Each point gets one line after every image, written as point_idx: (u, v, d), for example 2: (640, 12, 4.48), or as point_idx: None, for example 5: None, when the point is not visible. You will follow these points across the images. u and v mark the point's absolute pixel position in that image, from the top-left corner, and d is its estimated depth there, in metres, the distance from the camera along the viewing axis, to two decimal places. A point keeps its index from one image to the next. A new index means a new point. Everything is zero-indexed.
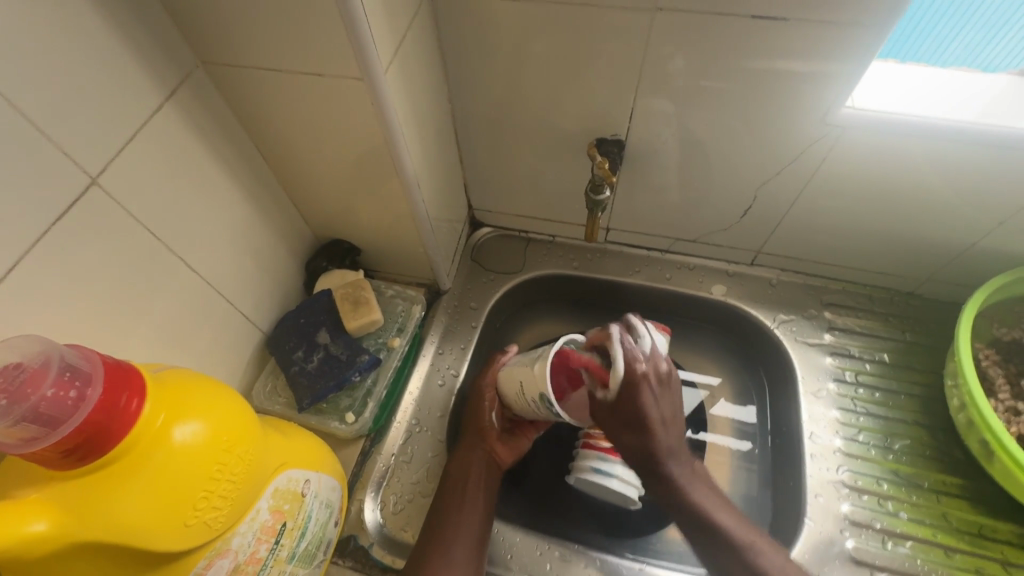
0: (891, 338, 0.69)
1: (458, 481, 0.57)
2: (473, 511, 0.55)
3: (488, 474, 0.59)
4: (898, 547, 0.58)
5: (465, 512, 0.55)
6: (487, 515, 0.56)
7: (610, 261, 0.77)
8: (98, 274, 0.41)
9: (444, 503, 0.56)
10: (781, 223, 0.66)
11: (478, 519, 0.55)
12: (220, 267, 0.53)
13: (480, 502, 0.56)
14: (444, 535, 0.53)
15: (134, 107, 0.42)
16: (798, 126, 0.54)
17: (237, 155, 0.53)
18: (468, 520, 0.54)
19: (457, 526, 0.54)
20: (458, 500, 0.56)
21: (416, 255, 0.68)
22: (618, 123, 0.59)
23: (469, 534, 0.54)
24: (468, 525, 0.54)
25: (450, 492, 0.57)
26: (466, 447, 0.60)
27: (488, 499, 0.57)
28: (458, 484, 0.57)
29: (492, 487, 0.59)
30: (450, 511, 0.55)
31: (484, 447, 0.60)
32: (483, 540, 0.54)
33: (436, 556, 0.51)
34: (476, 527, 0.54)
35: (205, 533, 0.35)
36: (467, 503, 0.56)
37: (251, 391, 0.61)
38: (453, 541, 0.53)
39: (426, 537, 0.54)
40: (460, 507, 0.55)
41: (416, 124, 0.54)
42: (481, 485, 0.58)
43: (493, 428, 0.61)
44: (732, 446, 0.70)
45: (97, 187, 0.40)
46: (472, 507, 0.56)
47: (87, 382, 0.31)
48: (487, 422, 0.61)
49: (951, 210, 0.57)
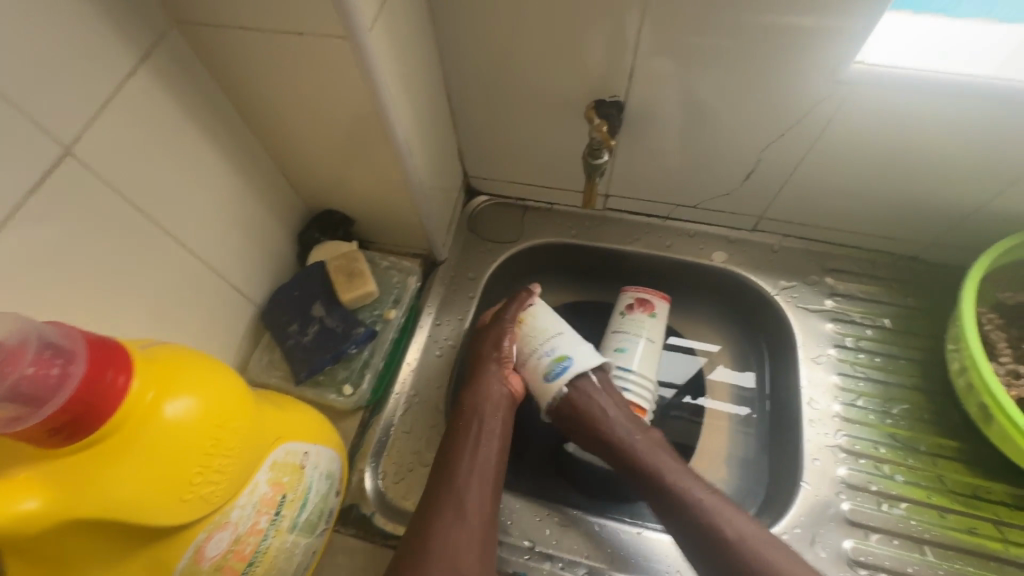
0: (894, 303, 0.68)
1: (473, 419, 0.57)
2: (488, 447, 0.56)
3: (504, 411, 0.59)
4: (893, 509, 0.58)
5: (480, 454, 0.55)
6: (501, 455, 0.57)
7: (609, 228, 0.76)
8: (80, 249, 0.40)
9: (458, 444, 0.56)
10: (784, 187, 0.64)
11: (493, 461, 0.56)
12: (210, 239, 0.52)
13: (494, 440, 0.57)
14: (457, 474, 0.54)
15: (106, 70, 0.39)
16: (804, 84, 0.52)
17: (219, 122, 0.50)
18: (483, 456, 0.55)
19: (469, 470, 0.54)
20: (474, 437, 0.56)
21: (410, 225, 0.66)
22: (618, 83, 0.57)
23: (483, 476, 0.54)
24: (480, 465, 0.55)
25: (463, 434, 0.56)
26: (480, 382, 0.60)
27: (504, 438, 0.58)
28: (471, 425, 0.57)
29: (509, 420, 0.59)
30: (463, 454, 0.55)
31: (500, 379, 0.60)
32: (497, 482, 0.55)
33: (450, 502, 0.52)
34: (491, 463, 0.55)
35: (203, 507, 0.35)
36: (482, 445, 0.56)
37: (247, 365, 0.60)
38: (468, 486, 0.53)
39: (437, 482, 0.54)
40: (473, 449, 0.55)
41: (406, 87, 0.52)
42: (497, 422, 0.58)
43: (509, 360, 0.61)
44: (729, 411, 0.71)
45: (72, 157, 0.38)
46: (486, 449, 0.56)
47: (70, 359, 0.30)
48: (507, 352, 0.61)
49: (959, 170, 0.56)
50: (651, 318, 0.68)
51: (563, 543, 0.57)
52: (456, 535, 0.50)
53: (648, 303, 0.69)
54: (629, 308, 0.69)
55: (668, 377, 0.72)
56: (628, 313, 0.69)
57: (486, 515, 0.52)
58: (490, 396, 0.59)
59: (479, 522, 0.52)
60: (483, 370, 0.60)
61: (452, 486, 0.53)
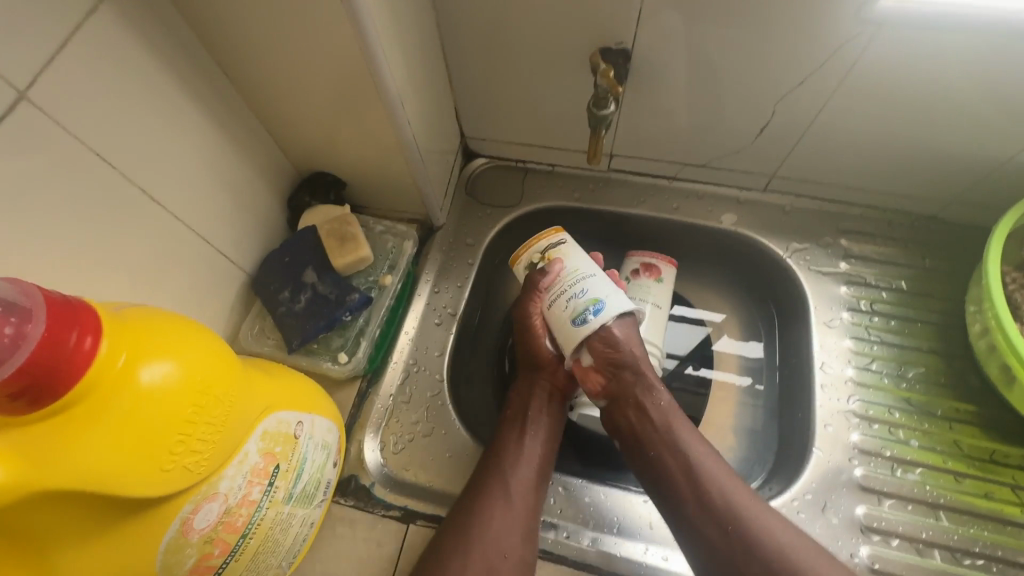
0: (911, 266, 0.66)
1: (524, 408, 0.57)
2: (534, 446, 0.55)
3: (556, 401, 0.58)
4: (907, 474, 0.57)
5: (529, 442, 0.55)
6: (551, 445, 0.56)
7: (613, 190, 0.72)
8: (46, 205, 0.37)
9: (506, 431, 0.55)
10: (800, 142, 0.61)
11: (540, 449, 0.55)
12: (191, 200, 0.49)
13: (544, 429, 0.56)
14: (503, 473, 0.52)
15: (62, 6, 0.35)
16: (828, 24, 0.47)
17: (195, 72, 0.47)
18: (529, 454, 0.54)
19: (518, 454, 0.54)
20: (519, 434, 0.55)
21: (405, 187, 0.63)
22: (625, 29, 0.52)
23: (531, 464, 0.53)
24: (526, 465, 0.53)
25: (508, 429, 0.55)
26: (533, 372, 0.59)
27: (554, 427, 0.57)
28: (520, 412, 0.57)
29: (557, 417, 0.58)
30: (511, 441, 0.54)
31: (548, 374, 0.58)
32: (545, 472, 0.54)
33: (496, 488, 0.51)
34: (536, 461, 0.54)
35: (187, 478, 0.33)
36: (532, 433, 0.55)
37: (237, 334, 0.58)
38: (515, 472, 0.52)
39: (483, 467, 0.53)
40: (521, 437, 0.55)
41: (397, 32, 0.48)
42: (549, 410, 0.57)
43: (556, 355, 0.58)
44: (734, 381, 0.68)
45: (28, 102, 0.35)
46: (534, 437, 0.55)
47: (25, 318, 0.28)
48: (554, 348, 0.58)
49: (988, 120, 0.52)
50: (658, 284, 0.65)
51: (568, 511, 0.56)
52: (500, 521, 0.50)
53: (655, 268, 0.66)
54: (634, 273, 0.66)
55: (674, 346, 0.70)
56: (634, 279, 0.66)
57: (532, 502, 0.52)
58: (535, 393, 0.58)
59: (525, 510, 0.51)
60: (534, 360, 0.60)
61: (500, 472, 0.52)
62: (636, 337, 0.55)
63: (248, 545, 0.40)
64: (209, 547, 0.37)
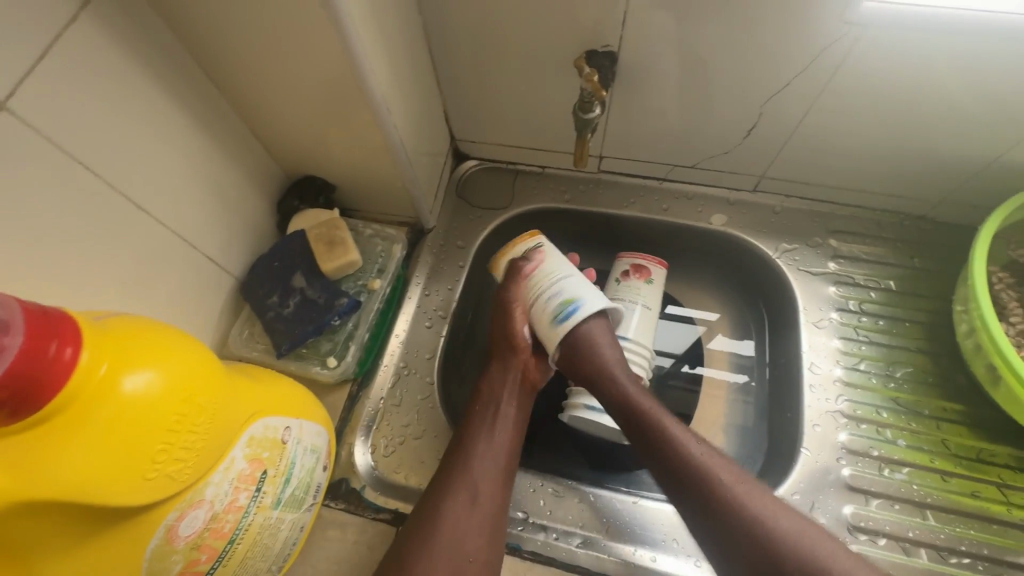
0: (900, 265, 0.66)
1: (489, 404, 0.56)
2: (502, 436, 0.55)
3: (520, 398, 0.58)
4: (895, 474, 0.57)
5: (495, 439, 0.54)
6: (515, 442, 0.56)
7: (603, 191, 0.72)
8: (29, 215, 0.37)
9: (470, 430, 0.55)
10: (788, 143, 0.61)
11: (506, 447, 0.54)
12: (178, 206, 0.49)
13: (507, 426, 0.55)
14: (470, 461, 0.52)
15: (42, 15, 0.35)
16: (813, 25, 0.47)
17: (180, 79, 0.47)
18: (498, 443, 0.54)
19: (482, 454, 0.53)
20: (487, 425, 0.55)
21: (394, 191, 0.63)
22: (611, 31, 0.52)
23: (495, 462, 0.53)
24: (494, 455, 0.53)
25: (478, 418, 0.55)
26: (499, 368, 0.59)
27: (519, 425, 0.57)
28: (485, 410, 0.56)
29: (524, 406, 0.58)
30: (476, 439, 0.54)
31: (519, 364, 0.59)
32: (510, 468, 0.54)
33: (462, 487, 0.51)
34: (503, 451, 0.54)
35: (171, 485, 0.33)
36: (497, 430, 0.55)
37: (227, 339, 0.58)
38: (482, 463, 0.52)
39: (448, 467, 0.52)
40: (487, 434, 0.54)
41: (382, 37, 0.48)
42: (512, 407, 0.57)
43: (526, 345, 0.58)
44: (728, 378, 0.68)
45: (8, 112, 0.35)
46: (500, 434, 0.55)
47: (5, 331, 0.28)
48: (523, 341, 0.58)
49: (972, 120, 0.52)
50: (648, 285, 0.65)
51: (557, 513, 0.56)
52: (467, 520, 0.49)
53: (644, 269, 0.66)
54: (624, 274, 0.66)
55: (666, 346, 0.70)
56: (623, 280, 0.66)
57: (496, 501, 0.51)
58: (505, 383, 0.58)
59: (490, 510, 0.50)
60: (504, 356, 0.59)
61: (465, 471, 0.51)
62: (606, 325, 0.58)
63: (236, 550, 0.40)
64: (196, 553, 0.37)
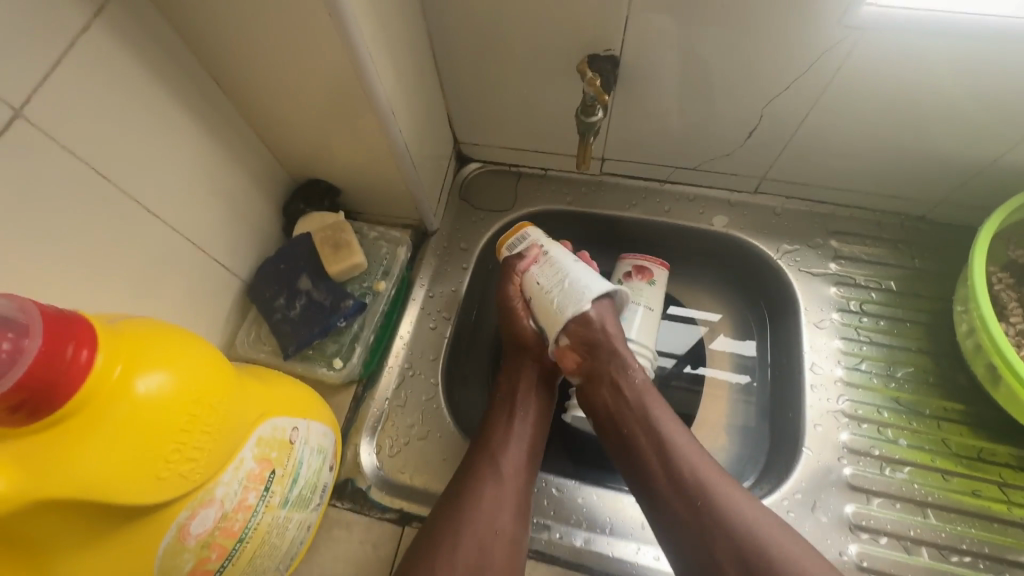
0: (900, 266, 0.66)
1: (515, 386, 0.58)
2: (525, 421, 0.56)
3: (546, 380, 0.59)
4: (896, 473, 0.57)
5: (519, 419, 0.56)
6: (542, 422, 0.57)
7: (605, 194, 0.73)
8: (42, 219, 0.38)
9: (497, 412, 0.56)
10: (788, 145, 0.61)
11: (530, 431, 0.56)
12: (187, 209, 0.50)
13: (535, 406, 0.57)
14: (494, 446, 0.54)
15: (56, 24, 0.36)
16: (812, 29, 0.48)
17: (189, 85, 0.47)
18: (521, 428, 0.55)
19: (508, 434, 0.54)
20: (509, 411, 0.56)
21: (398, 194, 0.63)
22: (612, 36, 0.53)
23: (520, 442, 0.54)
24: (518, 440, 0.54)
25: (501, 404, 0.57)
26: (517, 356, 0.60)
27: (543, 410, 0.58)
28: (510, 392, 0.58)
29: (548, 392, 0.59)
30: (502, 420, 0.55)
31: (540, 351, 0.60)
32: (534, 454, 0.55)
33: (488, 465, 0.52)
34: (526, 437, 0.55)
35: (183, 485, 0.34)
36: (523, 411, 0.56)
37: (234, 340, 0.58)
38: (504, 449, 0.53)
39: (475, 448, 0.54)
40: (513, 415, 0.56)
41: (387, 42, 0.49)
42: (540, 389, 0.58)
43: (535, 337, 0.58)
44: (730, 379, 0.69)
45: (24, 120, 0.36)
46: (525, 415, 0.56)
47: (23, 333, 0.29)
48: (529, 331, 0.58)
49: (970, 122, 0.53)
50: (650, 286, 0.66)
51: (561, 512, 0.57)
52: (493, 496, 0.50)
53: (647, 270, 0.67)
54: (627, 275, 0.67)
55: (668, 347, 0.70)
56: (626, 281, 0.67)
57: (522, 479, 0.52)
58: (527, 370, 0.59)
59: (516, 488, 0.52)
60: (523, 344, 0.60)
61: (491, 451, 0.53)
62: (613, 317, 0.56)
63: (246, 549, 0.41)
64: (206, 551, 0.38)
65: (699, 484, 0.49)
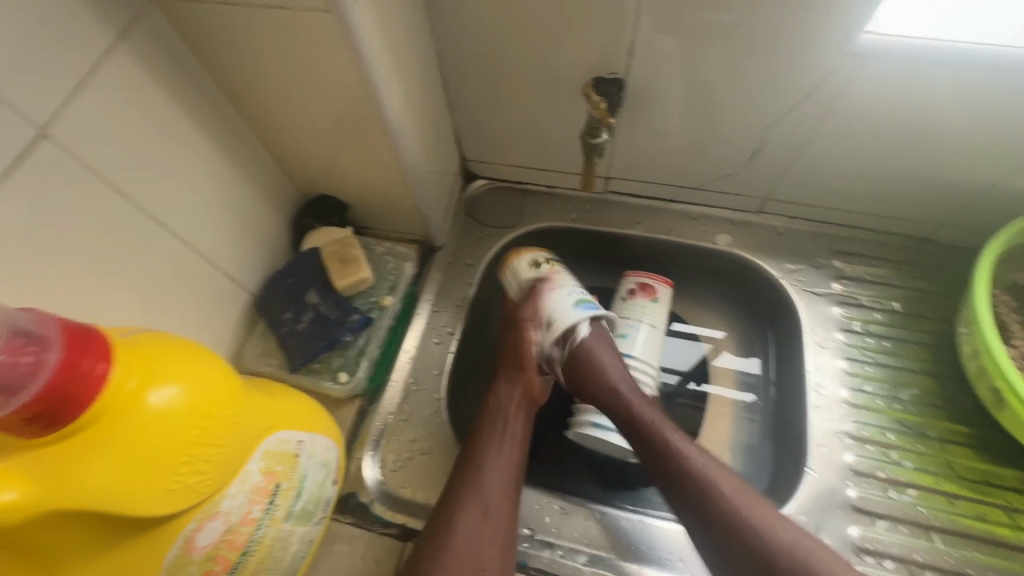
0: (904, 286, 0.67)
1: (497, 419, 0.56)
2: (511, 449, 0.55)
3: (525, 416, 0.58)
4: (901, 496, 0.57)
5: (505, 453, 0.54)
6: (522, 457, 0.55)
7: (609, 212, 0.74)
8: (61, 233, 0.39)
9: (479, 443, 0.55)
10: (791, 167, 0.62)
11: (517, 458, 0.54)
12: (201, 225, 0.51)
13: (516, 442, 0.55)
14: (482, 473, 0.52)
15: (83, 49, 0.38)
16: (812, 56, 0.49)
17: (206, 105, 0.49)
18: (507, 457, 0.54)
19: (494, 465, 0.53)
20: (496, 438, 0.55)
21: (406, 211, 0.64)
22: (617, 60, 0.55)
23: (506, 478, 0.53)
24: (505, 470, 0.53)
25: (488, 430, 0.55)
26: (505, 382, 0.59)
27: (525, 440, 0.56)
28: (493, 425, 0.56)
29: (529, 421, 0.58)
30: (488, 453, 0.54)
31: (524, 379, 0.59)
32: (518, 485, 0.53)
33: (472, 500, 0.50)
34: (513, 464, 0.54)
35: (190, 497, 0.34)
36: (507, 443, 0.55)
37: (241, 353, 0.59)
38: (491, 480, 0.52)
39: (459, 482, 0.52)
40: (497, 449, 0.54)
41: (397, 64, 0.50)
42: (519, 423, 0.57)
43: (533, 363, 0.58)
44: (734, 397, 0.68)
45: (49, 138, 0.37)
46: (510, 449, 0.55)
47: (44, 346, 0.30)
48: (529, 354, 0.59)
49: (973, 147, 0.54)
50: (653, 304, 0.66)
51: (564, 530, 0.56)
52: (478, 534, 0.49)
53: (651, 288, 0.67)
54: (630, 293, 0.67)
55: (672, 363, 0.70)
56: (629, 299, 0.67)
57: (509, 514, 0.51)
58: (512, 397, 0.58)
59: (502, 521, 0.50)
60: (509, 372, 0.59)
61: (475, 485, 0.51)
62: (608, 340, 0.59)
63: (250, 561, 0.41)
64: (211, 564, 0.38)
65: (719, 505, 0.48)
